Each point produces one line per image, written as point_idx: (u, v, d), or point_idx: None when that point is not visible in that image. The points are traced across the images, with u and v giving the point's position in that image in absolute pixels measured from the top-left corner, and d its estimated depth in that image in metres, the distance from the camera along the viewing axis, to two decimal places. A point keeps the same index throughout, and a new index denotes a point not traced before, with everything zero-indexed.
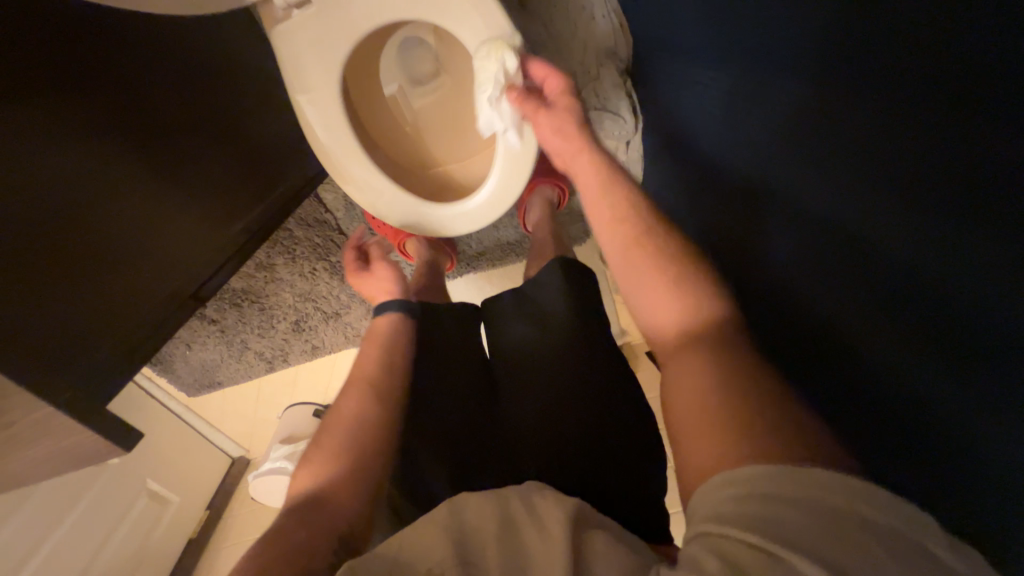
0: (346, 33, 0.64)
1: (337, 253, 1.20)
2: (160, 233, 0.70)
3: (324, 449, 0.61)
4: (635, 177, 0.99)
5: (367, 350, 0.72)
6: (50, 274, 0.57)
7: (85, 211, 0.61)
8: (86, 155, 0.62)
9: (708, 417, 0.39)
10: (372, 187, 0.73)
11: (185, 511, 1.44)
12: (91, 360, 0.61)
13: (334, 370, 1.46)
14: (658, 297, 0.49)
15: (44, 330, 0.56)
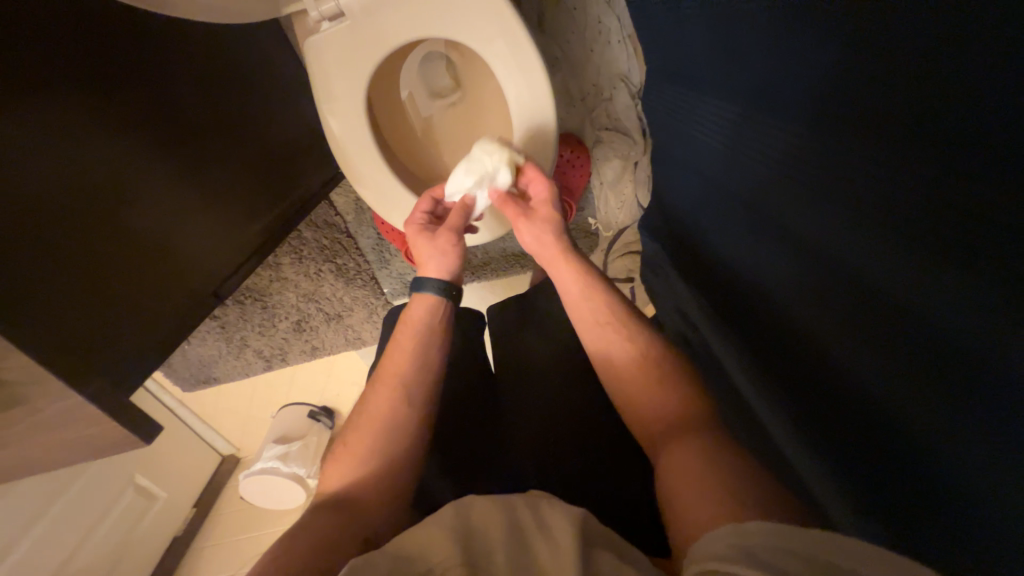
0: (374, 46, 0.67)
1: (344, 256, 1.22)
2: (183, 228, 0.71)
3: (359, 436, 0.59)
4: (641, 196, 1.03)
5: (400, 339, 0.65)
6: (83, 261, 0.58)
7: (117, 204, 0.62)
8: (120, 150, 0.62)
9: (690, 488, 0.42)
10: (388, 195, 0.75)
11: (171, 507, 1.43)
12: (115, 350, 0.62)
13: (332, 371, 1.46)
14: (632, 368, 0.56)
15: (76, 317, 0.57)
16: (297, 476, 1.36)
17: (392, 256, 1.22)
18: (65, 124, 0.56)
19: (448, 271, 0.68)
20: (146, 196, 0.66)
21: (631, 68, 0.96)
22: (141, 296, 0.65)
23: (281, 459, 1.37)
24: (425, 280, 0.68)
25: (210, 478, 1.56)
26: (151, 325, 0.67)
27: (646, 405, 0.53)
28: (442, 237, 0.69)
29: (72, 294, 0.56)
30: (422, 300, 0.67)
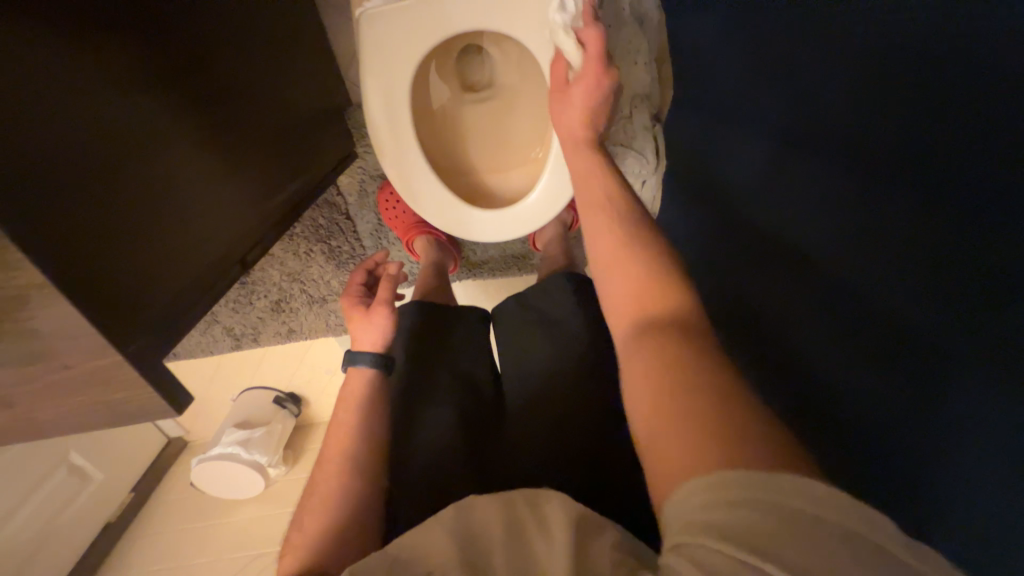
0: (430, 28, 0.65)
1: (339, 237, 1.17)
2: (205, 192, 0.65)
3: (309, 520, 0.63)
4: (649, 212, 1.06)
5: (341, 419, 0.72)
6: (101, 203, 0.51)
7: (138, 156, 0.55)
8: (140, 100, 0.55)
9: (703, 426, 0.34)
10: (417, 181, 0.74)
11: (106, 492, 1.30)
12: (144, 308, 0.55)
13: (304, 360, 1.36)
14: (625, 283, 0.46)
15: (104, 266, 0.50)
16: (258, 464, 1.30)
17: (389, 244, 1.18)
18: (80, 62, 0.49)
19: (382, 344, 0.78)
20: (164, 153, 0.59)
21: (653, 91, 0.99)
22: (160, 254, 0.58)
23: (242, 445, 1.29)
24: (361, 354, 0.76)
25: (152, 462, 1.43)
26: (179, 278, 0.62)
27: (616, 296, 0.46)
28: (375, 313, 0.79)
29: (101, 239, 0.50)
30: (358, 373, 0.75)
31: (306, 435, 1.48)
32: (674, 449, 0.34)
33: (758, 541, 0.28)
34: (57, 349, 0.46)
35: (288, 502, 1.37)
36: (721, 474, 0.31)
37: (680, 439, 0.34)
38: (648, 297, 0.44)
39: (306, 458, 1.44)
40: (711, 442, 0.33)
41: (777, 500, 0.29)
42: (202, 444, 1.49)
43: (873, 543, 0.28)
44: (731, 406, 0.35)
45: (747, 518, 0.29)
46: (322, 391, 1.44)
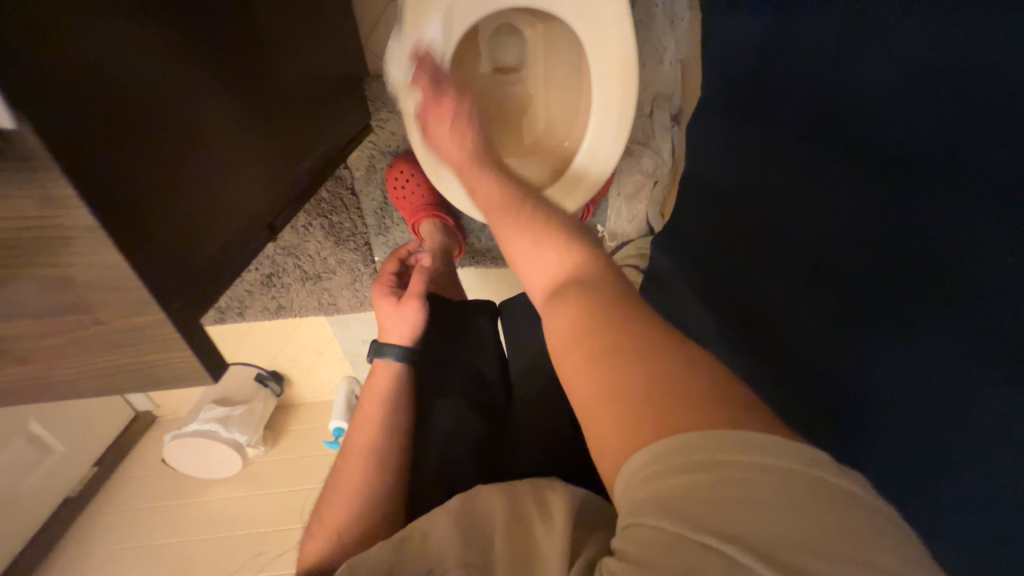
0: (484, 2, 0.65)
1: (341, 213, 1.12)
2: (253, 147, 0.53)
3: (335, 508, 0.65)
4: (660, 212, 1.07)
5: (367, 411, 0.72)
6: (127, 130, 0.36)
7: (186, 97, 0.43)
8: (186, 27, 0.44)
9: (612, 404, 0.34)
10: (447, 158, 0.73)
11: (66, 465, 1.21)
12: (191, 267, 0.43)
13: (290, 339, 1.30)
14: (535, 254, 0.47)
15: (146, 205, 0.38)
16: (237, 443, 1.25)
17: (393, 225, 1.14)
18: None
19: (412, 338, 0.77)
20: (214, 98, 0.47)
21: (675, 91, 0.99)
22: (225, 217, 0.49)
23: (221, 423, 1.23)
24: (390, 345, 0.75)
25: (117, 436, 1.35)
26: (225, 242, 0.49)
27: (538, 266, 0.47)
28: (405, 305, 0.76)
29: (135, 175, 0.37)
30: (384, 367, 0.74)
31: (287, 416, 1.43)
32: (600, 416, 0.34)
33: (705, 514, 0.27)
34: (94, 301, 0.36)
35: (264, 483, 1.32)
36: (680, 439, 0.29)
37: (603, 399, 0.34)
38: (563, 277, 0.44)
39: (286, 439, 1.39)
40: (643, 402, 0.32)
41: (719, 460, 0.28)
42: (173, 420, 1.41)
43: (825, 492, 0.26)
44: (646, 359, 0.34)
45: (693, 488, 0.28)
46: (307, 372, 1.38)
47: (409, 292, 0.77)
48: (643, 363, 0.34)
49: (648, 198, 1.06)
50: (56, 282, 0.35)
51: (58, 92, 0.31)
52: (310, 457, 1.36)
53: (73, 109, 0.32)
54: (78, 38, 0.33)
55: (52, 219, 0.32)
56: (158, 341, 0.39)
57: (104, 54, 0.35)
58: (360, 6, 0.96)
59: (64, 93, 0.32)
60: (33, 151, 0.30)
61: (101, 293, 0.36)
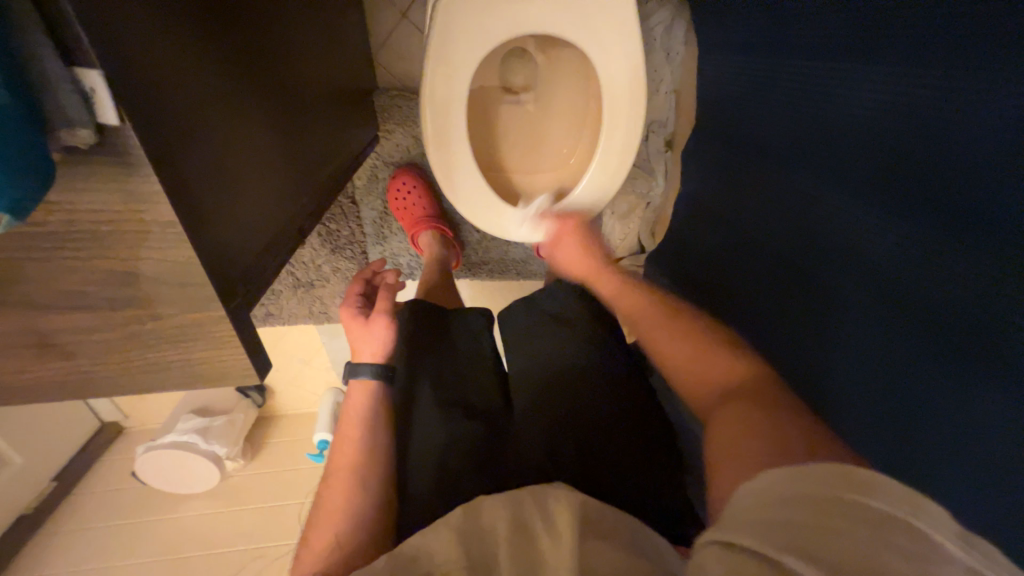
0: (503, 25, 0.67)
1: (339, 221, 1.11)
2: (287, 156, 0.54)
3: (320, 534, 0.60)
4: (652, 231, 1.12)
5: (348, 430, 0.69)
6: (185, 129, 0.36)
7: (242, 110, 0.44)
8: (242, 45, 0.45)
9: (743, 454, 0.38)
10: (462, 173, 0.74)
11: (23, 479, 1.12)
12: (243, 261, 0.43)
13: (276, 348, 1.26)
14: (686, 358, 0.54)
15: (209, 204, 0.38)
16: (216, 455, 1.20)
17: (391, 234, 1.15)
18: None
19: (385, 355, 0.74)
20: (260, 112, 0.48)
21: (669, 118, 1.05)
22: (265, 215, 0.48)
23: (200, 434, 1.18)
24: (362, 365, 0.73)
25: (80, 449, 1.26)
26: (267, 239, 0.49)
27: (686, 370, 0.53)
28: (375, 323, 0.75)
29: (198, 177, 0.37)
30: (358, 387, 0.71)
31: (269, 428, 1.38)
32: (733, 458, 0.39)
33: (790, 531, 0.27)
34: (124, 291, 0.35)
35: (243, 498, 1.26)
36: (772, 476, 0.32)
37: (739, 445, 0.39)
38: (724, 382, 0.49)
39: (266, 453, 1.33)
40: (764, 443, 0.38)
41: (810, 494, 0.29)
42: (143, 432, 1.34)
43: (926, 533, 0.26)
44: (774, 422, 0.40)
45: (784, 512, 0.29)
46: (292, 383, 1.34)
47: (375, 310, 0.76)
48: (779, 430, 0.39)
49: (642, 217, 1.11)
50: (118, 279, 0.34)
51: (147, 102, 0.32)
52: (293, 470, 1.31)
53: (160, 120, 0.33)
54: (137, 31, 0.31)
55: (127, 213, 0.32)
56: (210, 337, 0.38)
57: (178, 67, 0.35)
58: (371, 21, 0.99)
59: (149, 103, 0.32)
60: (132, 154, 0.31)
61: (163, 290, 0.35)
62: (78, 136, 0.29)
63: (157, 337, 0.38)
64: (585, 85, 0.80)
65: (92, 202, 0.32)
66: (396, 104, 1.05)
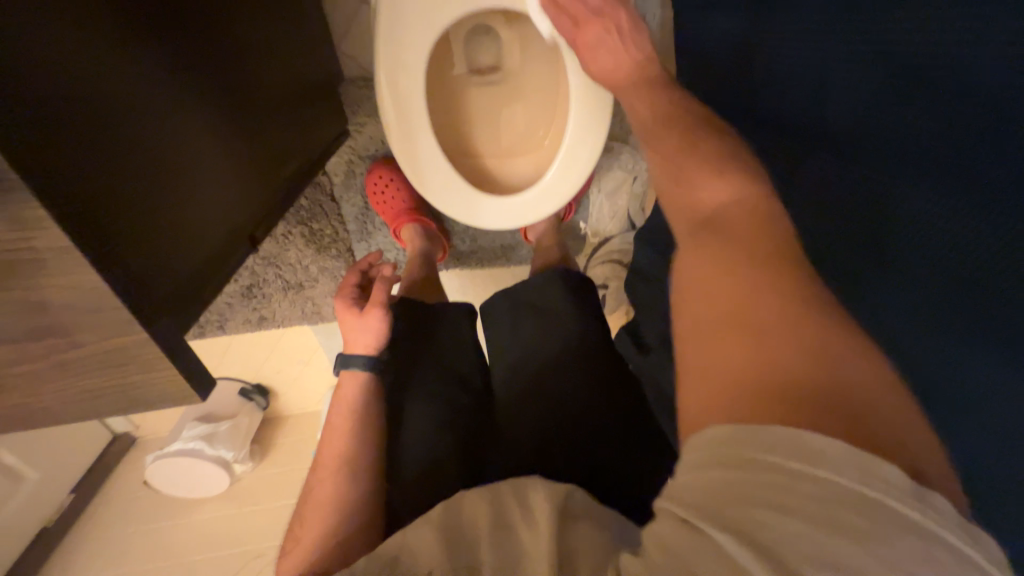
0: (460, 3, 0.63)
1: (322, 220, 1.09)
2: (228, 161, 0.52)
3: (307, 527, 0.61)
4: (641, 206, 1.08)
5: (335, 423, 0.68)
6: (129, 219, 0.38)
7: (162, 114, 0.43)
8: (169, 105, 0.44)
9: (739, 356, 0.32)
10: (427, 162, 0.71)
11: (42, 494, 1.16)
12: (188, 294, 0.44)
13: (273, 351, 1.26)
14: (694, 178, 0.44)
15: (148, 268, 0.39)
16: (223, 460, 1.22)
17: (375, 230, 1.13)
18: (46, 61, 0.32)
19: (376, 348, 0.73)
20: (191, 136, 0.46)
21: None
22: (216, 248, 0.50)
23: (206, 440, 1.20)
24: (354, 357, 0.71)
25: (95, 461, 1.29)
26: (207, 258, 0.48)
27: (670, 178, 0.47)
28: (368, 314, 0.73)
29: (140, 253, 0.38)
30: (353, 378, 0.70)
31: (274, 429, 1.40)
32: (711, 317, 0.35)
33: (718, 501, 0.28)
34: (53, 317, 0.34)
35: (256, 498, 1.30)
36: (721, 432, 0.29)
37: (716, 335, 0.34)
38: (712, 212, 0.41)
39: (275, 453, 1.36)
40: (752, 360, 0.31)
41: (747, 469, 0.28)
42: (153, 440, 1.36)
43: (868, 498, 0.25)
44: (793, 336, 0.31)
45: (720, 481, 0.28)
46: (293, 384, 1.34)
47: (371, 302, 0.74)
48: (786, 347, 0.31)
49: (628, 193, 1.07)
50: (28, 306, 0.33)
51: (36, 112, 0.31)
52: (300, 469, 1.33)
53: (53, 129, 0.32)
54: (53, 155, 0.32)
55: (22, 242, 0.31)
56: (144, 361, 0.37)
57: (69, 71, 0.34)
58: (331, 8, 0.94)
59: (29, 110, 0.30)
60: (11, 188, 0.29)
61: (78, 317, 0.34)
62: None
63: (88, 366, 0.37)
64: (553, 60, 0.77)
65: None
66: (366, 95, 1.02)
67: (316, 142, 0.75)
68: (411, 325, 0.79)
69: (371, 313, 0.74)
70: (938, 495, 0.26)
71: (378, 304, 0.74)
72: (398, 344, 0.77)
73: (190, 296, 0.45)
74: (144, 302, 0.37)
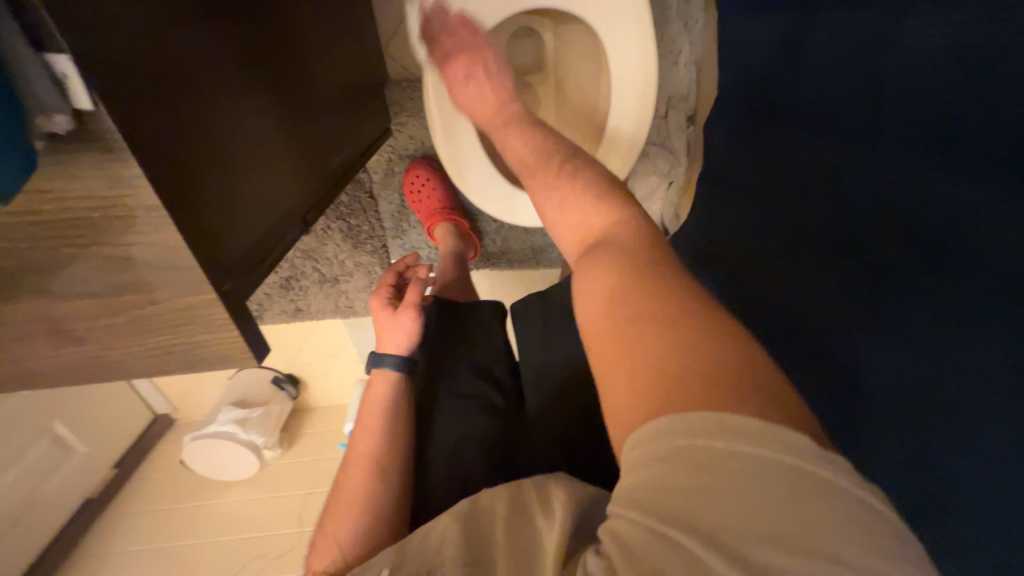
0: (507, 2, 0.65)
1: (360, 217, 1.12)
2: (285, 142, 0.54)
3: (334, 524, 0.61)
4: (676, 211, 1.06)
5: (366, 421, 0.68)
6: (207, 200, 0.40)
7: (241, 97, 0.46)
8: (245, 97, 0.47)
9: (667, 380, 0.30)
10: (468, 156, 0.73)
11: (87, 467, 1.22)
12: (252, 270, 0.47)
13: (307, 343, 1.29)
14: (572, 219, 0.45)
15: (221, 241, 0.42)
16: (254, 445, 1.26)
17: (410, 227, 1.16)
18: (146, 53, 0.35)
19: (407, 349, 0.74)
20: (260, 126, 0.49)
21: (689, 91, 0.99)
22: (273, 229, 0.52)
23: (239, 424, 1.23)
24: (387, 356, 0.72)
25: (136, 438, 1.36)
26: (267, 236, 0.51)
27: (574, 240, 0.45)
28: (403, 314, 0.74)
29: (211, 225, 0.41)
30: (382, 377, 0.71)
31: (303, 419, 1.43)
32: (621, 366, 0.34)
33: (705, 514, 0.26)
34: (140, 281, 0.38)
35: (281, 484, 1.33)
36: (671, 434, 0.28)
37: (638, 381, 0.32)
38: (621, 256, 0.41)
39: (302, 442, 1.40)
40: (651, 357, 0.32)
41: (704, 455, 0.27)
42: (190, 422, 1.42)
43: (809, 480, 0.25)
44: (706, 329, 0.32)
45: (676, 476, 0.27)
46: (322, 375, 1.38)
47: (405, 303, 0.75)
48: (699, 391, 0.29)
49: (662, 198, 1.06)
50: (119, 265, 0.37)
51: (137, 95, 0.34)
52: (324, 460, 1.36)
53: (149, 111, 0.35)
54: (145, 136, 0.35)
55: (115, 198, 0.35)
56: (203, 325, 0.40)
57: (167, 62, 0.37)
58: (380, 13, 0.99)
59: (130, 87, 0.33)
60: (111, 142, 0.33)
61: (158, 274, 0.38)
62: (56, 123, 0.32)
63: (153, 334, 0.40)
64: (594, 62, 0.78)
65: (83, 189, 0.35)
66: (408, 96, 1.05)
67: (361, 133, 0.77)
68: (444, 324, 0.79)
69: (406, 314, 0.74)
70: (829, 450, 0.27)
71: (412, 305, 0.75)
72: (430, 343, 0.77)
73: (256, 268, 0.48)
74: (212, 266, 0.40)
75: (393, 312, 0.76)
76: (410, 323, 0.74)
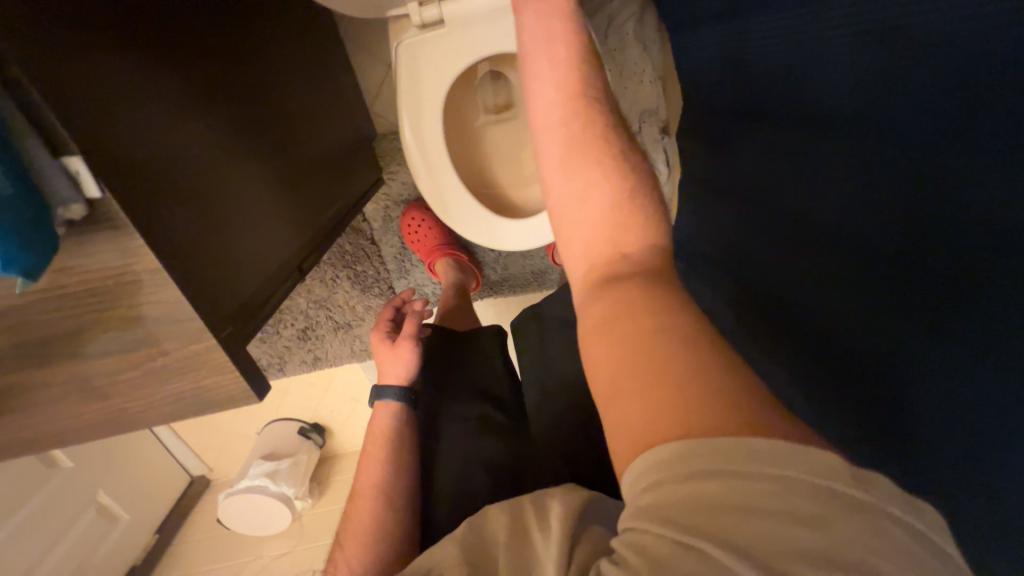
0: (462, 51, 0.72)
1: (365, 262, 1.19)
2: (277, 202, 0.60)
3: (347, 556, 0.65)
4: None
5: (370, 452, 0.71)
6: (200, 255, 0.45)
7: (231, 163, 0.52)
8: (236, 164, 0.53)
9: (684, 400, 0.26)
10: (448, 192, 0.78)
11: (131, 534, 1.27)
12: (248, 319, 0.51)
13: (328, 390, 1.34)
14: (592, 207, 0.36)
15: (214, 294, 0.46)
16: (285, 496, 1.28)
17: (413, 266, 1.21)
18: (142, 137, 0.41)
19: (408, 377, 0.76)
20: (250, 187, 0.55)
21: (659, 104, 1.04)
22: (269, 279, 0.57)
23: (270, 477, 1.27)
24: (387, 387, 0.74)
25: (176, 501, 1.40)
26: (264, 287, 0.55)
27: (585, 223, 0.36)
28: (401, 346, 0.77)
29: (206, 280, 0.45)
30: (386, 407, 0.73)
31: (331, 466, 1.46)
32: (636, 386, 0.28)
33: (731, 532, 0.23)
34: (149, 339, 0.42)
35: (316, 534, 1.34)
36: (696, 453, 0.25)
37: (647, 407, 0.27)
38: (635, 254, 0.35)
39: (332, 489, 1.41)
40: (670, 379, 0.27)
41: (734, 473, 0.24)
42: (225, 481, 1.46)
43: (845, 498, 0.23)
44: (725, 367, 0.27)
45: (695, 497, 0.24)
46: (346, 420, 1.41)
47: (403, 334, 0.78)
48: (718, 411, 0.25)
49: None
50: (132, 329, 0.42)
51: (135, 174, 0.40)
52: None
53: (146, 185, 0.40)
54: (143, 207, 0.40)
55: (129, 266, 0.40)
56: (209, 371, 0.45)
57: (161, 143, 0.43)
58: (363, 78, 1.09)
59: (132, 169, 0.39)
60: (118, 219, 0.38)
61: (169, 328, 0.43)
62: (72, 211, 0.37)
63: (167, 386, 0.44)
64: None
65: (103, 262, 0.40)
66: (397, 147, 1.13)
67: (353, 185, 0.84)
68: (443, 350, 0.81)
69: (405, 344, 0.77)
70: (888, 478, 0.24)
71: (410, 337, 0.77)
72: (431, 372, 0.79)
73: (253, 316, 0.52)
74: (209, 316, 0.44)
75: (393, 343, 0.79)
76: (409, 353, 0.76)
